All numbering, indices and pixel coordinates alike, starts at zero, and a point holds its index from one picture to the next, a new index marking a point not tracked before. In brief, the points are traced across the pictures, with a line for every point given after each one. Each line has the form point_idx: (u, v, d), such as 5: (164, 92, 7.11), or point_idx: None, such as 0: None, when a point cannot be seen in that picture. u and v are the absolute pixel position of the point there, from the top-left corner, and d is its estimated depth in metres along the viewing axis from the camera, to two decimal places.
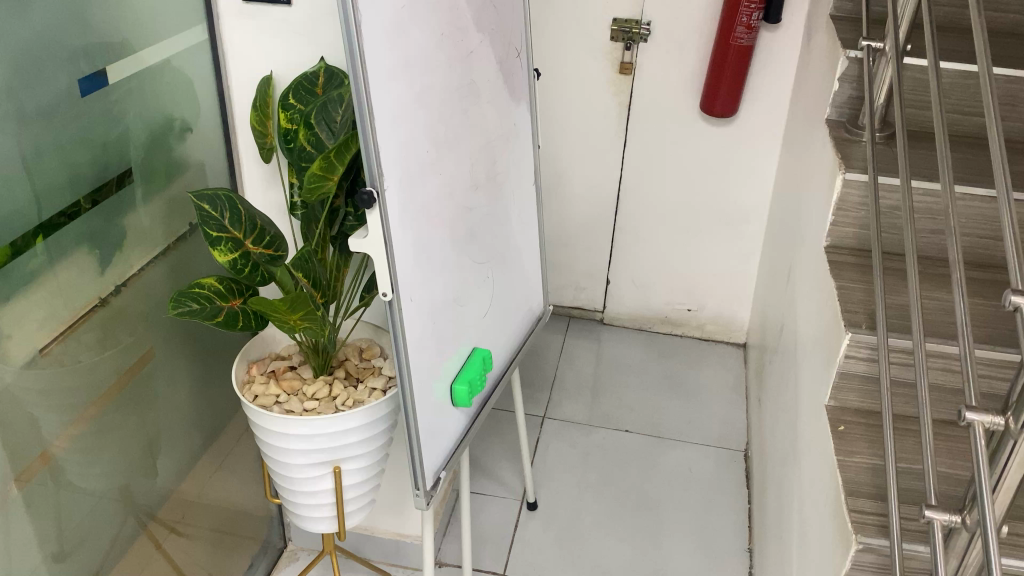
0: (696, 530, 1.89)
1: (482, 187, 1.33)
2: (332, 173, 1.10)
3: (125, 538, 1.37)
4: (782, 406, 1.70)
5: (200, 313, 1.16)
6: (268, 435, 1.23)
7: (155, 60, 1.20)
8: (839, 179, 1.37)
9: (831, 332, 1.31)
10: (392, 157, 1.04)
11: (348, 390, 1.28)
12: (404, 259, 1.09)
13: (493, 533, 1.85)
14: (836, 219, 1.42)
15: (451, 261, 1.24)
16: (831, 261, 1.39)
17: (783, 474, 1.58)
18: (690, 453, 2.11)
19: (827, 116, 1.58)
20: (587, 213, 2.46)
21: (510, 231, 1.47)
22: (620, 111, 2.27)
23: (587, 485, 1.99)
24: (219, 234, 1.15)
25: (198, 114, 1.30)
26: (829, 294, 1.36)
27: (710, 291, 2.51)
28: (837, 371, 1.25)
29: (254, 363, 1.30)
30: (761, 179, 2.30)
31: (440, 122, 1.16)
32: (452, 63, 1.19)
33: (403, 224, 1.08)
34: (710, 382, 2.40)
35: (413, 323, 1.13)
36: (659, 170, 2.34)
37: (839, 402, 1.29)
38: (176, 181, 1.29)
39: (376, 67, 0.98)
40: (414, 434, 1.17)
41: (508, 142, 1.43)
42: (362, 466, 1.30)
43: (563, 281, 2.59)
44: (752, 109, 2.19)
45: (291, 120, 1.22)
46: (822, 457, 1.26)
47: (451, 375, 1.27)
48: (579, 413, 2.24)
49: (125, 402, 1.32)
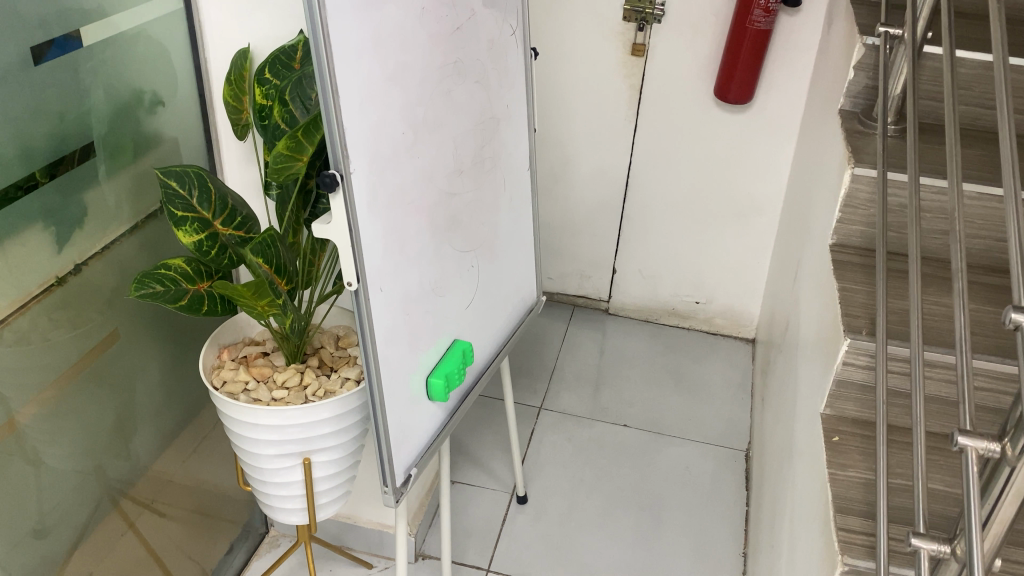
0: (690, 531, 1.84)
1: (467, 172, 1.27)
2: (302, 153, 1.04)
3: (93, 521, 1.34)
4: (782, 408, 1.63)
5: (162, 296, 1.11)
6: (234, 424, 1.18)
7: (126, 27, 1.15)
8: (848, 174, 1.29)
9: (830, 337, 1.24)
10: (360, 137, 0.98)
11: (320, 379, 1.22)
12: (371, 248, 1.03)
13: (480, 526, 1.80)
14: (844, 216, 1.34)
15: (429, 250, 1.18)
16: (835, 261, 1.32)
17: (778, 481, 1.52)
18: (689, 452, 2.05)
19: (840, 106, 1.50)
20: (595, 200, 2.38)
21: (499, 218, 1.41)
22: (631, 95, 2.19)
23: (580, 480, 1.94)
24: (185, 213, 1.10)
25: (174, 87, 1.25)
26: (830, 296, 1.29)
27: (719, 284, 2.44)
28: (834, 378, 1.18)
29: (226, 347, 1.26)
30: (776, 170, 2.21)
31: (419, 103, 1.10)
32: (436, 39, 1.13)
33: (373, 210, 1.02)
34: (715, 378, 2.33)
35: (382, 314, 1.08)
36: (670, 157, 2.26)
37: (835, 411, 1.22)
38: (145, 156, 1.24)
39: (342, 42, 0.92)
40: (382, 430, 1.12)
41: (499, 125, 1.37)
42: (335, 458, 1.24)
43: (568, 268, 2.53)
44: (769, 96, 2.11)
45: (266, 95, 1.17)
46: (813, 468, 1.19)
47: (427, 368, 1.22)
48: (578, 406, 2.18)
49: (90, 385, 1.27)
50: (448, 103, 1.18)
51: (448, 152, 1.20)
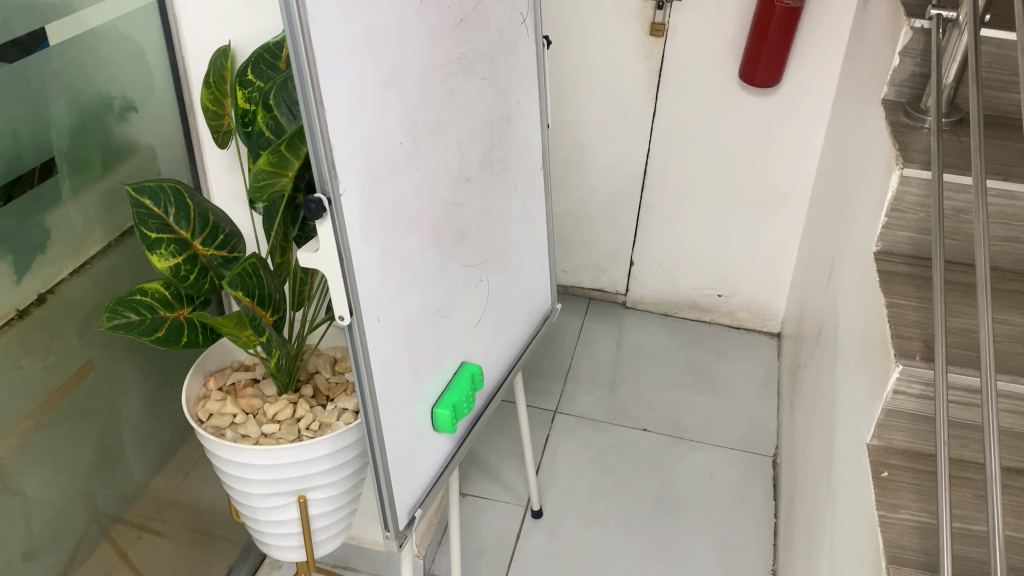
0: (715, 546, 1.73)
1: (474, 178, 1.14)
2: (287, 169, 0.92)
3: (77, 560, 1.24)
4: (816, 423, 1.52)
5: (137, 327, 1.00)
6: (220, 462, 1.07)
7: (91, 26, 1.03)
8: (896, 175, 1.17)
9: (876, 361, 1.11)
10: (351, 151, 0.86)
11: (315, 411, 1.12)
12: (366, 276, 0.91)
13: (493, 544, 1.70)
14: (890, 221, 1.21)
15: (433, 269, 1.07)
16: (880, 272, 1.19)
17: (813, 504, 1.40)
18: (713, 458, 1.94)
19: (884, 96, 1.36)
20: (611, 189, 2.26)
21: (510, 225, 1.29)
22: (649, 78, 2.05)
23: (598, 492, 1.83)
24: (160, 234, 0.99)
25: (146, 90, 1.14)
26: (875, 311, 1.16)
27: (743, 276, 2.31)
28: (883, 408, 1.06)
29: (212, 375, 1.15)
30: (805, 156, 2.07)
31: (419, 107, 0.98)
32: (437, 34, 1.00)
33: (367, 233, 0.90)
34: (739, 376, 2.21)
35: (380, 347, 0.96)
36: (691, 143, 2.13)
37: (884, 442, 1.09)
38: (116, 170, 1.12)
39: (327, 43, 0.80)
40: (382, 472, 1.01)
41: (510, 123, 1.24)
42: (333, 494, 1.13)
43: (583, 261, 2.41)
44: (798, 78, 1.96)
45: (249, 99, 1.04)
46: (860, 507, 1.07)
47: (431, 397, 1.11)
48: (594, 409, 2.07)
49: (65, 419, 1.17)
50: (452, 104, 1.06)
51: (453, 159, 1.08)
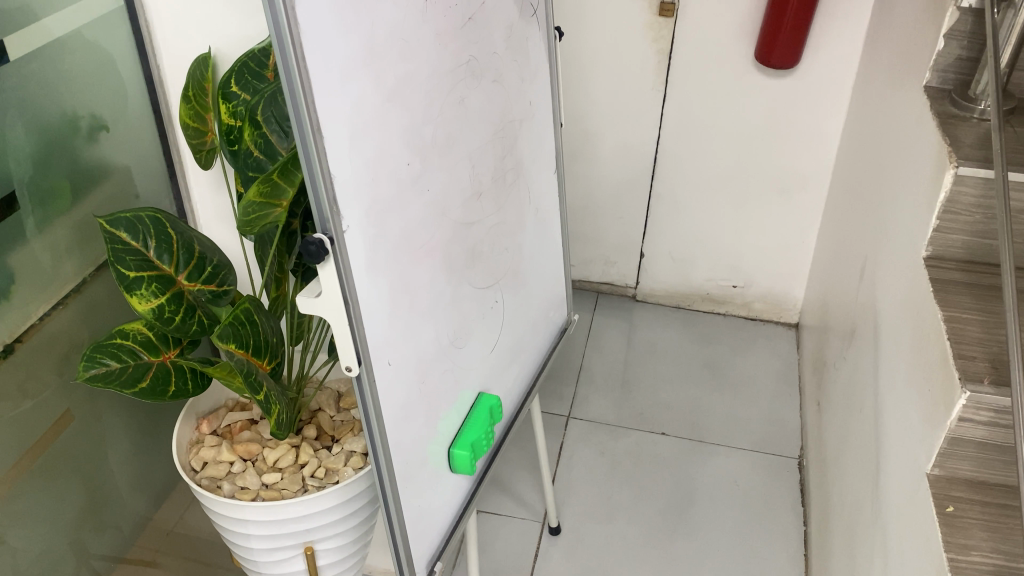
0: (744, 558, 1.63)
1: (487, 193, 1.03)
2: (280, 199, 0.81)
3: None
4: (853, 433, 1.42)
5: (118, 378, 0.88)
6: (218, 518, 0.97)
7: (50, 39, 0.93)
8: (950, 174, 1.06)
9: (933, 383, 1.01)
10: (354, 180, 0.75)
11: (320, 455, 1.02)
12: (373, 318, 0.80)
13: (509, 563, 1.61)
14: (943, 224, 1.11)
15: (445, 299, 0.96)
16: (933, 279, 1.09)
17: (855, 524, 1.31)
18: (736, 461, 1.84)
19: (926, 83, 1.25)
20: (619, 179, 2.15)
21: (524, 239, 1.18)
22: (658, 61, 1.94)
23: (618, 503, 1.74)
24: (140, 272, 0.88)
25: (119, 107, 1.04)
26: (928, 326, 1.07)
27: (759, 266, 2.20)
28: (946, 438, 0.96)
29: (205, 417, 1.05)
30: (825, 139, 1.96)
31: (426, 121, 0.87)
32: (444, 36, 0.89)
33: (373, 269, 0.79)
34: (758, 371, 2.11)
35: (390, 393, 0.86)
36: (703, 128, 2.01)
37: (946, 471, 1.00)
38: (88, 198, 1.04)
39: (323, 59, 0.69)
40: (397, 528, 0.90)
41: (521, 127, 1.13)
42: (342, 543, 1.03)
43: (591, 254, 2.31)
44: (817, 57, 1.85)
45: (235, 114, 0.93)
46: (922, 545, 0.98)
47: (448, 436, 1.01)
48: (609, 412, 1.97)
49: (38, 470, 1.10)
50: (462, 114, 0.95)
51: (464, 174, 0.97)
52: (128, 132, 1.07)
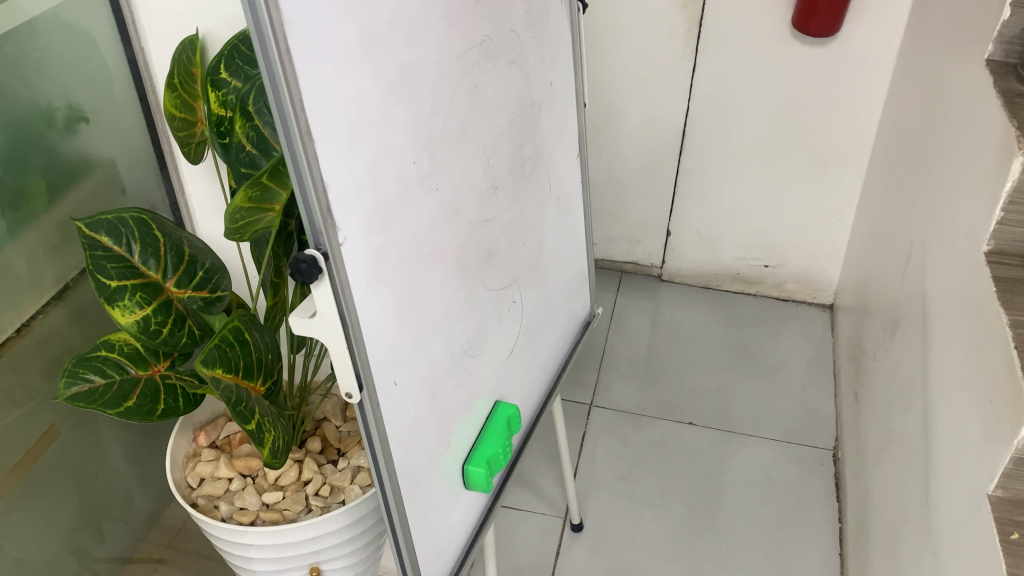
0: (776, 558, 1.55)
1: (503, 186, 0.94)
2: (273, 203, 0.73)
3: None
4: (898, 433, 1.33)
5: (102, 397, 0.81)
6: (215, 540, 0.90)
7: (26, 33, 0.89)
8: (1018, 162, 0.95)
9: (997, 397, 0.92)
10: (352, 186, 0.66)
11: (325, 472, 0.95)
12: (375, 338, 0.72)
13: (530, 562, 1.54)
14: (1009, 217, 1.00)
15: (458, 306, 0.87)
16: (997, 279, 0.99)
17: (900, 533, 1.23)
18: (768, 453, 1.76)
19: (989, 56, 1.14)
20: (645, 154, 2.05)
21: (544, 232, 1.09)
22: (687, 30, 1.82)
23: (642, 498, 1.66)
24: (122, 281, 0.80)
25: (103, 97, 0.99)
26: (991, 331, 0.96)
27: (792, 245, 2.09)
28: (1013, 459, 0.86)
29: (203, 429, 0.99)
30: (864, 112, 1.84)
31: (435, 112, 0.77)
32: (454, 16, 0.79)
33: (376, 283, 0.71)
34: (790, 356, 2.02)
35: (396, 416, 0.77)
36: (734, 101, 1.90)
37: (1010, 493, 0.90)
38: (71, 195, 1.00)
39: (312, 49, 0.59)
40: (407, 559, 0.83)
41: (541, 111, 1.03)
42: (349, 565, 0.96)
43: (615, 233, 2.22)
44: (859, 24, 1.72)
45: (225, 103, 0.84)
46: (983, 574, 0.89)
47: (461, 452, 0.93)
48: (633, 400, 1.89)
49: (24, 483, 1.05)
50: (475, 102, 0.85)
51: (477, 167, 0.87)
52: (114, 122, 1.02)
